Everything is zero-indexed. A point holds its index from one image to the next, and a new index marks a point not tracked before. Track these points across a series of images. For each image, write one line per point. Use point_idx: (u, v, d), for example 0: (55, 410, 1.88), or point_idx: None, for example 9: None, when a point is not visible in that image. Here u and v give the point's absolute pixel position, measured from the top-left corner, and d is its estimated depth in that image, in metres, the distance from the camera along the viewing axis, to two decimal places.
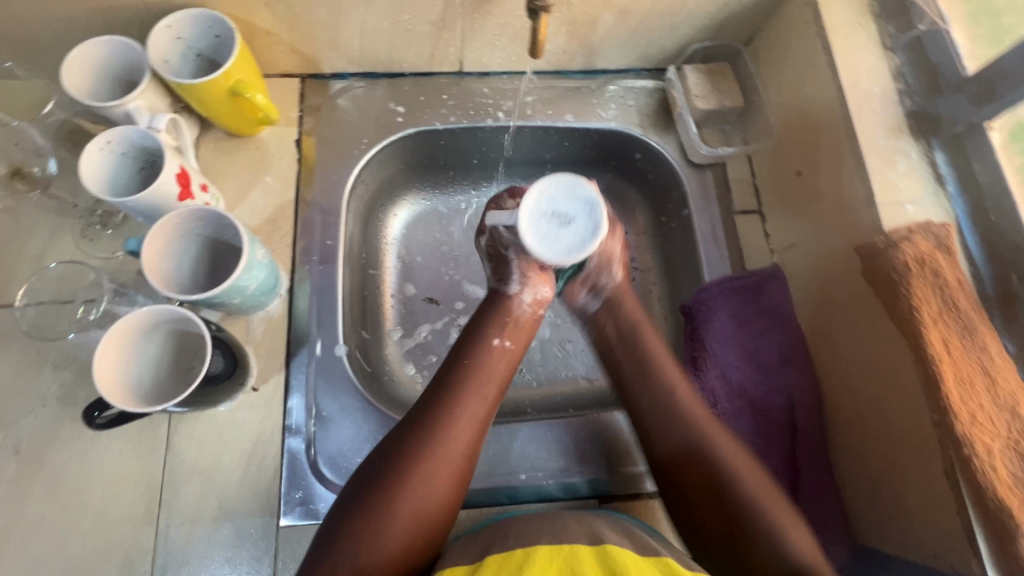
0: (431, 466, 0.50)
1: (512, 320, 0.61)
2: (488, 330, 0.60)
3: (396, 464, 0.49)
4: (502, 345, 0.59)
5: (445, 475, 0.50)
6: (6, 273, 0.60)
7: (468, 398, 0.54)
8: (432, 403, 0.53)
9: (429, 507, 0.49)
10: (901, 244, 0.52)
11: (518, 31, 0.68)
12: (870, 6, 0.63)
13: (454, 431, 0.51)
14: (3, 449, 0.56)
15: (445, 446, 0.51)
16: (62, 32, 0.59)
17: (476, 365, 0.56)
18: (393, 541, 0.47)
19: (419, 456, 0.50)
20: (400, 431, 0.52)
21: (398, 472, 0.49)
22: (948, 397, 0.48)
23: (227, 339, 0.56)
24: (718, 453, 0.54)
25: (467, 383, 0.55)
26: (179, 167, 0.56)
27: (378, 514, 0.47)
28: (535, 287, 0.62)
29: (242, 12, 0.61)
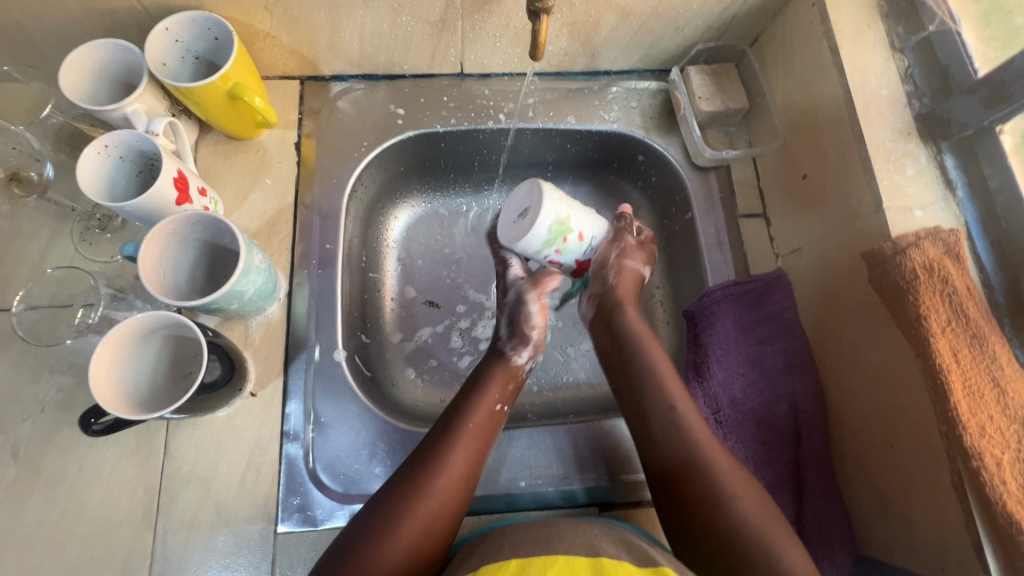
0: (423, 539, 0.49)
1: (509, 384, 0.62)
2: (488, 392, 0.59)
3: (391, 531, 0.48)
4: (500, 411, 0.59)
5: (435, 549, 0.49)
6: (5, 277, 0.60)
7: (467, 462, 0.53)
8: (434, 468, 0.52)
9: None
10: (909, 250, 0.51)
11: (519, 32, 0.67)
12: (878, 7, 0.62)
13: (450, 502, 0.51)
14: (1, 454, 0.56)
15: (439, 520, 0.50)
16: (60, 34, 0.59)
17: (475, 430, 0.56)
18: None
19: (415, 528, 0.49)
20: (396, 493, 0.50)
21: (393, 541, 0.47)
22: (956, 409, 0.46)
23: (224, 345, 0.57)
24: (715, 465, 0.54)
25: (467, 450, 0.54)
26: (177, 171, 0.56)
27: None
28: (534, 353, 0.66)
29: (240, 14, 0.60)
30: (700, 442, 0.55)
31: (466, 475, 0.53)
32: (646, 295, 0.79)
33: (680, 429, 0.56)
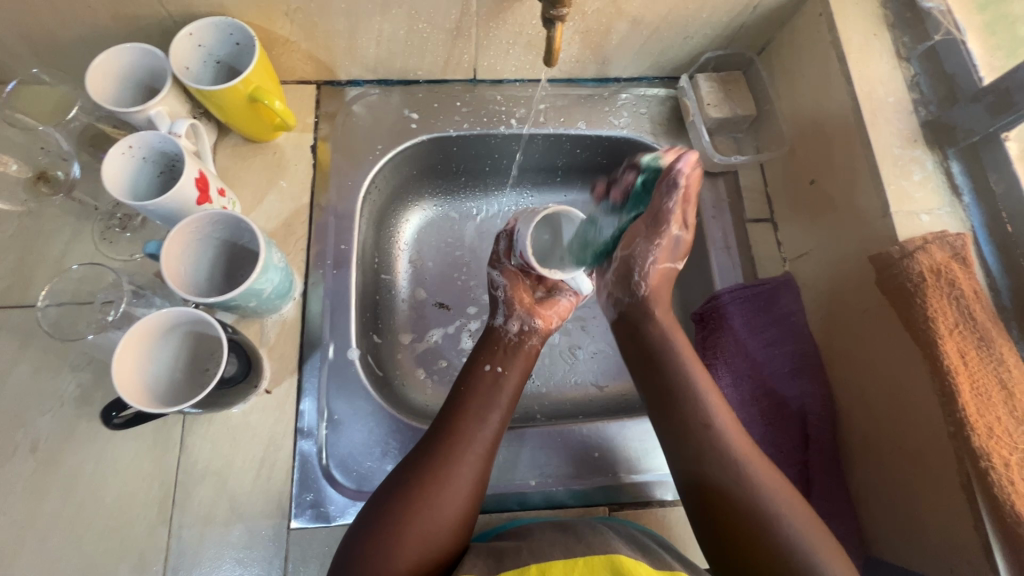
0: (439, 505, 0.51)
1: (500, 347, 0.64)
2: (477, 359, 0.62)
3: (404, 499, 0.50)
4: (493, 372, 0.61)
5: (455, 513, 0.51)
6: (27, 274, 0.62)
7: (462, 423, 0.56)
8: (438, 436, 0.55)
9: (438, 545, 0.49)
10: (916, 254, 0.52)
11: (532, 39, 0.69)
12: (884, 16, 0.63)
13: (461, 466, 0.53)
14: (21, 447, 0.57)
15: (452, 484, 0.52)
16: (87, 39, 0.61)
17: (475, 394, 0.58)
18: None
19: (428, 493, 0.51)
20: (407, 466, 0.53)
21: (408, 508, 0.50)
22: (965, 410, 0.47)
23: (241, 341, 0.58)
24: (745, 469, 0.51)
25: (468, 416, 0.56)
26: (198, 171, 0.57)
27: (388, 550, 0.48)
28: (511, 315, 0.67)
29: (262, 20, 0.62)
30: (734, 450, 0.52)
31: (473, 438, 0.55)
32: None
33: (712, 435, 0.53)
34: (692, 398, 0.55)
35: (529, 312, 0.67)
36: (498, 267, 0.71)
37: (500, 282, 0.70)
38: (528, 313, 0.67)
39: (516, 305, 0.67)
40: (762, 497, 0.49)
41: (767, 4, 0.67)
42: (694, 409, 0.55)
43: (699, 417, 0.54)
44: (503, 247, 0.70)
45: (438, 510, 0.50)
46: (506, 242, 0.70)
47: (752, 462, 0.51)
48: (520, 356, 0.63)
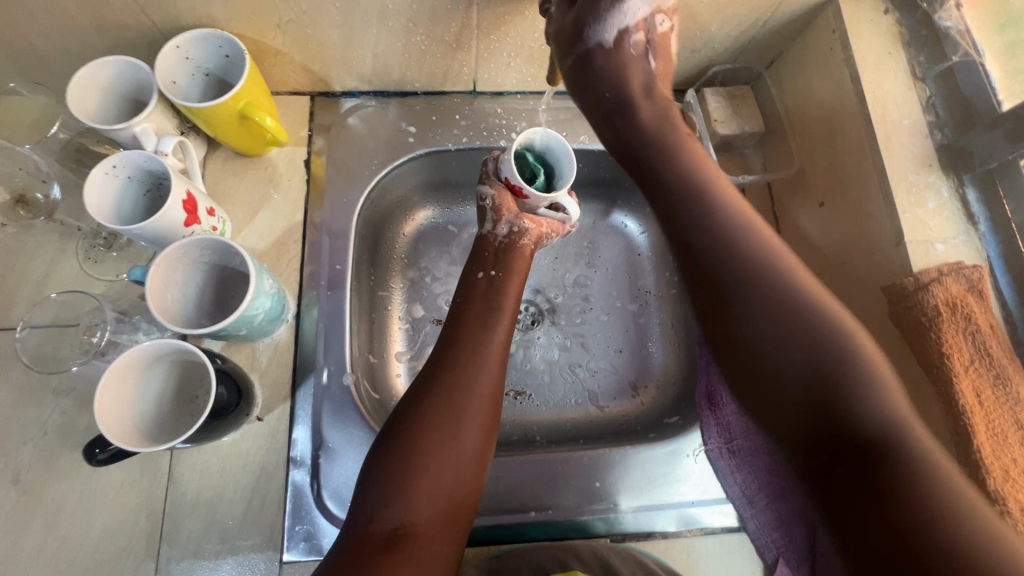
0: (458, 417, 0.49)
1: (489, 254, 0.63)
2: (471, 267, 0.62)
3: (421, 418, 0.49)
4: (487, 278, 0.61)
5: (475, 426, 0.50)
6: (8, 296, 0.59)
7: (467, 335, 0.55)
8: (446, 355, 0.54)
9: (465, 458, 0.48)
10: (931, 287, 0.50)
11: (534, 52, 0.66)
12: (900, 34, 0.61)
13: (474, 378, 0.52)
14: (2, 478, 0.55)
15: (468, 397, 0.51)
16: (69, 50, 0.58)
17: (476, 309, 0.57)
18: (433, 493, 0.46)
19: (446, 407, 0.50)
20: (417, 389, 0.52)
21: (431, 415, 0.49)
22: (980, 451, 0.46)
23: (232, 370, 0.56)
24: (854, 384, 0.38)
25: (474, 330, 0.55)
26: (186, 193, 0.55)
27: (416, 468, 0.46)
28: (501, 217, 0.63)
29: (252, 32, 0.59)
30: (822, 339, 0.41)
31: (482, 349, 0.54)
32: (658, 315, 0.79)
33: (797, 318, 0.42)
34: (773, 291, 0.44)
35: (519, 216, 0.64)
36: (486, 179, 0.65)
37: (488, 192, 0.64)
38: (517, 215, 0.64)
39: (504, 210, 0.63)
40: (867, 392, 0.38)
41: (777, 19, 0.64)
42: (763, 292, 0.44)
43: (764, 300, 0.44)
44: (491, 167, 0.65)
45: (458, 418, 0.49)
46: (494, 161, 0.65)
47: (804, 299, 0.43)
48: (513, 257, 0.62)
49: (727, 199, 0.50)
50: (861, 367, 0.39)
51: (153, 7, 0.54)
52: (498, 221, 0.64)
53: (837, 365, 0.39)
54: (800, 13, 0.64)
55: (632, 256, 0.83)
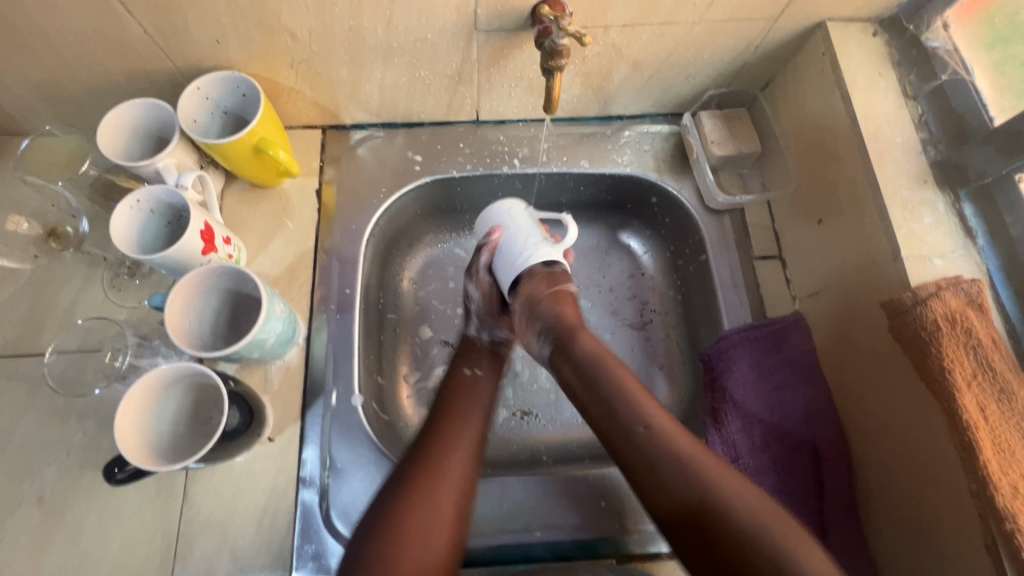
0: (436, 500, 0.52)
1: (475, 352, 0.66)
2: (459, 364, 0.65)
3: (404, 499, 0.51)
4: (474, 374, 0.64)
5: (451, 510, 0.52)
6: (38, 323, 0.63)
7: (455, 428, 0.57)
8: (427, 440, 0.56)
9: (440, 541, 0.51)
10: (930, 301, 0.50)
11: (533, 82, 0.69)
12: (889, 55, 0.62)
13: (452, 462, 0.55)
14: (28, 498, 0.57)
15: (444, 483, 0.53)
16: (101, 93, 0.63)
17: (461, 397, 0.61)
18: (412, 574, 0.48)
19: (424, 492, 0.52)
20: (400, 470, 0.54)
21: (409, 507, 0.51)
22: (987, 467, 0.45)
23: (244, 392, 0.58)
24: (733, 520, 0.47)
25: (456, 418, 0.58)
26: (203, 223, 0.58)
27: (395, 549, 0.49)
28: (486, 322, 0.68)
29: (267, 72, 0.63)
30: (724, 494, 0.48)
31: (461, 429, 0.57)
32: (663, 334, 0.80)
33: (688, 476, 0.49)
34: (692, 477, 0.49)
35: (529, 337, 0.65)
36: (473, 277, 0.67)
37: (474, 292, 0.68)
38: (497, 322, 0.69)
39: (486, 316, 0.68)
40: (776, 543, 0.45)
41: (767, 44, 0.66)
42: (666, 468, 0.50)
43: (675, 465, 0.50)
44: (486, 255, 0.65)
45: (435, 504, 0.52)
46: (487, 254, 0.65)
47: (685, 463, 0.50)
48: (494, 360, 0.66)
49: (637, 390, 0.55)
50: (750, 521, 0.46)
51: (177, 52, 0.58)
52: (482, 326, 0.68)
53: (760, 523, 0.46)
54: (789, 38, 0.66)
55: (637, 274, 0.83)
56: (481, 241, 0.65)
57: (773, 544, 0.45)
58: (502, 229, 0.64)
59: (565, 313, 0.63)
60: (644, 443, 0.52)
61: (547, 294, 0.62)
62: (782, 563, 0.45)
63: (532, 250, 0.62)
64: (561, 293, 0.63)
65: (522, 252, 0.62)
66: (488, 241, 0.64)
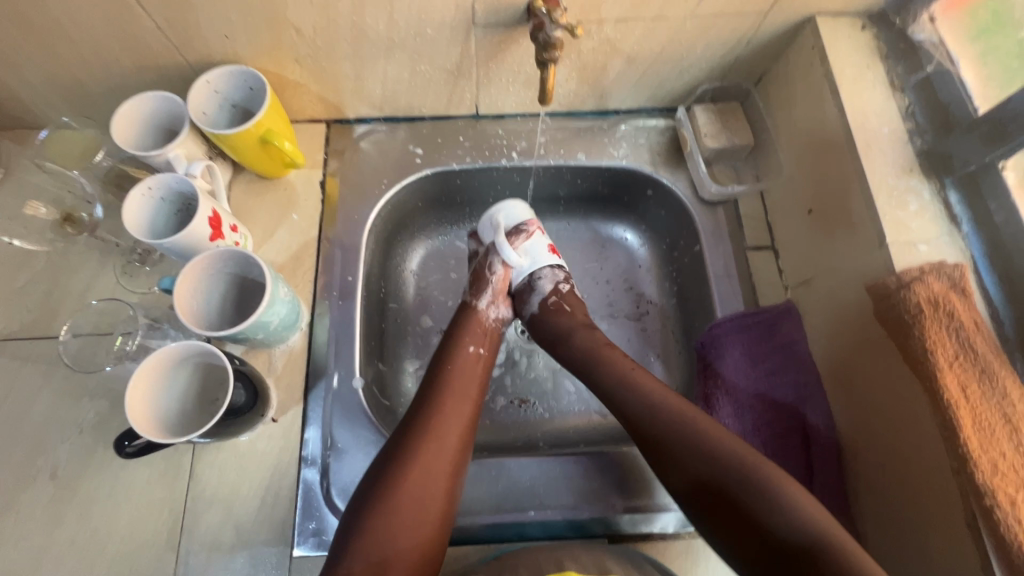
0: (429, 475, 0.54)
1: (480, 331, 0.67)
2: (462, 339, 0.65)
3: (398, 474, 0.53)
4: (476, 353, 0.65)
5: (443, 486, 0.54)
6: (54, 306, 0.66)
7: (455, 404, 0.59)
8: (420, 417, 0.58)
9: (432, 515, 0.53)
10: (913, 284, 0.52)
11: (531, 77, 0.71)
12: (878, 48, 0.64)
13: (445, 442, 0.56)
14: (42, 473, 0.60)
15: (436, 461, 0.55)
16: (114, 87, 0.66)
17: (456, 374, 0.62)
18: (403, 541, 0.51)
19: (417, 467, 0.54)
20: (394, 443, 0.56)
21: (408, 481, 0.53)
22: (967, 444, 0.46)
23: (249, 372, 0.60)
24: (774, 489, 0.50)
25: (447, 395, 0.60)
26: (211, 210, 0.60)
27: (387, 520, 0.51)
28: (494, 302, 0.71)
29: (273, 66, 0.66)
30: (737, 454, 0.53)
31: (458, 407, 0.59)
32: (659, 325, 0.81)
33: (710, 449, 0.54)
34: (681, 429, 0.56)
35: (538, 337, 0.72)
36: (501, 258, 0.71)
37: (496, 270, 0.71)
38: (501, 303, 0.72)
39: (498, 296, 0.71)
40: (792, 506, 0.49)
41: (759, 38, 0.68)
42: (687, 439, 0.55)
43: (683, 440, 0.55)
44: (518, 242, 0.71)
45: (434, 479, 0.54)
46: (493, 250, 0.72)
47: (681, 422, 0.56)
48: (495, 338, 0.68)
49: (649, 380, 0.60)
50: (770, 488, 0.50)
51: (188, 47, 0.61)
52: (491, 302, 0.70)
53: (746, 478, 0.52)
54: (779, 33, 0.68)
55: (633, 266, 0.85)
56: (518, 227, 0.72)
57: (785, 506, 0.49)
58: (537, 224, 0.72)
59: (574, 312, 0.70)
60: (659, 422, 0.57)
61: (555, 301, 0.70)
62: (787, 521, 0.49)
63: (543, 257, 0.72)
64: (569, 296, 0.71)
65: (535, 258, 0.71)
66: (523, 230, 0.71)
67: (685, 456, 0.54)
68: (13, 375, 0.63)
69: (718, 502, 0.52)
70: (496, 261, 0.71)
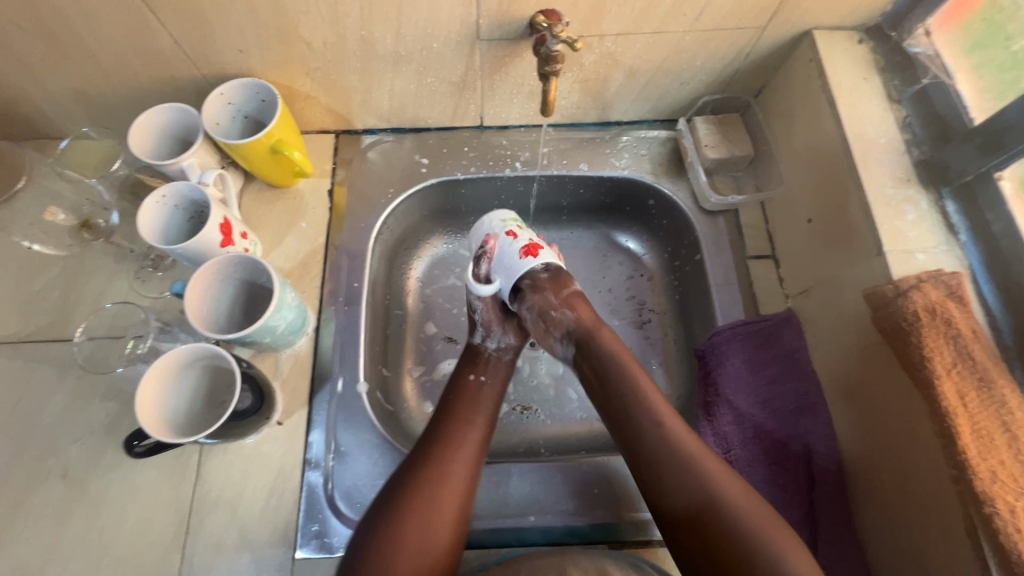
0: (437, 503, 0.54)
1: (480, 359, 0.67)
2: (464, 369, 0.67)
3: (405, 500, 0.53)
4: (478, 380, 0.65)
5: (451, 513, 0.54)
6: (69, 309, 0.68)
7: (459, 432, 0.59)
8: (427, 443, 0.58)
9: (439, 544, 0.52)
10: (910, 292, 0.52)
11: (534, 89, 0.73)
12: (874, 61, 0.65)
13: (449, 469, 0.56)
14: (53, 473, 0.61)
15: (444, 487, 0.55)
16: (132, 98, 0.68)
17: (463, 403, 0.62)
18: (411, 570, 0.50)
19: (423, 492, 0.54)
20: (403, 471, 0.56)
21: (412, 508, 0.53)
22: (965, 452, 0.46)
23: (256, 375, 0.61)
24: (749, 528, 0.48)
25: (455, 423, 0.60)
26: (222, 217, 0.62)
27: (392, 545, 0.51)
28: (489, 333, 0.69)
29: (285, 79, 0.68)
30: (733, 495, 0.50)
31: (462, 435, 0.59)
32: (660, 333, 0.82)
33: (699, 478, 0.51)
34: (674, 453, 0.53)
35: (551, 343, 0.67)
36: (478, 294, 0.67)
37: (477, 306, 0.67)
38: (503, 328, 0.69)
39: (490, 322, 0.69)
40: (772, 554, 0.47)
41: (758, 51, 0.69)
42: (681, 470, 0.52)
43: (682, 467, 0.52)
44: (484, 267, 0.68)
45: (438, 505, 0.53)
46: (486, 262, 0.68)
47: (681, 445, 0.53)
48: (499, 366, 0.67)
49: (652, 394, 0.57)
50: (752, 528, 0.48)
51: (203, 61, 0.63)
52: (486, 334, 0.69)
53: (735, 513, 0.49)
54: (778, 46, 0.69)
55: (636, 275, 0.85)
56: (479, 249, 0.68)
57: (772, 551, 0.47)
58: (496, 238, 0.68)
59: (582, 316, 0.65)
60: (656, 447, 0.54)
61: (557, 308, 0.64)
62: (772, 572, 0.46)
63: (522, 258, 0.65)
64: (572, 299, 0.65)
65: (515, 258, 0.66)
66: (484, 252, 0.68)
67: (670, 483, 0.52)
68: (29, 376, 0.65)
69: (708, 544, 0.49)
70: (474, 297, 0.68)
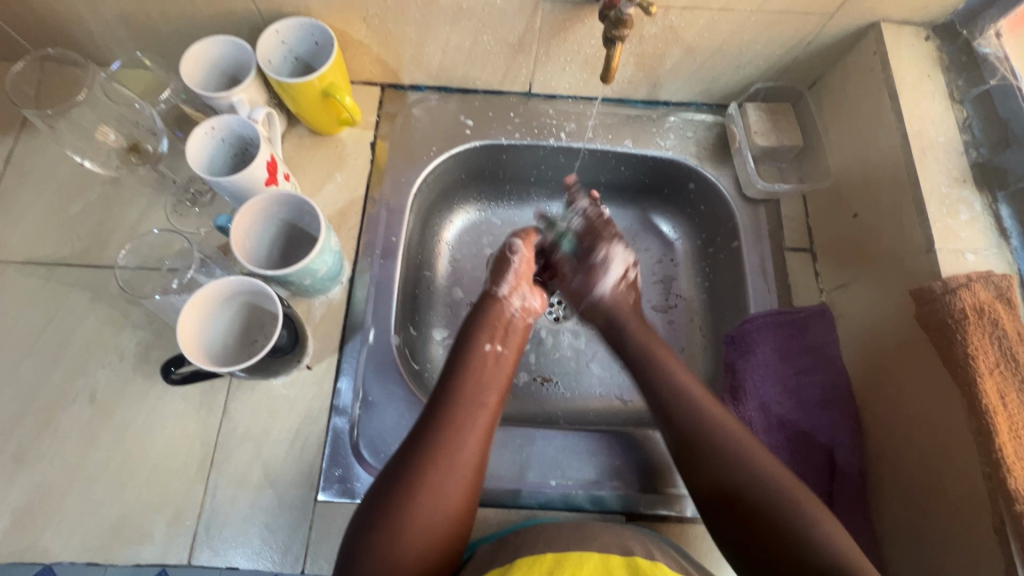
0: (444, 480, 0.52)
1: (500, 326, 0.65)
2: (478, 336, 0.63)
3: (410, 478, 0.51)
4: (494, 351, 0.63)
5: (459, 494, 0.52)
6: (105, 235, 0.67)
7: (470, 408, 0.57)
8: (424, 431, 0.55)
9: (448, 519, 0.51)
10: (959, 290, 0.52)
11: (589, 58, 0.72)
12: (940, 60, 0.65)
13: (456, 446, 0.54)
14: (81, 395, 0.61)
15: (453, 467, 0.53)
16: (185, 29, 0.67)
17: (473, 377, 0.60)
18: (414, 560, 0.49)
19: (427, 487, 0.51)
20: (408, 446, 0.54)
21: (420, 483, 0.51)
22: (1002, 450, 0.46)
23: (293, 316, 0.61)
24: (794, 524, 0.48)
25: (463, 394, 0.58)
26: (269, 155, 0.61)
27: (401, 518, 0.49)
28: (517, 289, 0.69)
29: (341, 23, 0.67)
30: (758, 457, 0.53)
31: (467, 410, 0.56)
32: (685, 319, 0.82)
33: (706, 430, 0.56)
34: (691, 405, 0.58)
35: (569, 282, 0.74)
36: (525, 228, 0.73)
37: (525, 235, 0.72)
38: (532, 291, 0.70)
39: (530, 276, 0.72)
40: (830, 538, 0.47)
41: (821, 40, 0.68)
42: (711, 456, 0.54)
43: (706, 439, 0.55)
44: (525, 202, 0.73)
45: (446, 481, 0.52)
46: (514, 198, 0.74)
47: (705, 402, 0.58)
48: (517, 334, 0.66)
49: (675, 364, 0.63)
50: (805, 518, 0.49)
51: None
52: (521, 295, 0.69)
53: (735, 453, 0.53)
54: (840, 38, 0.68)
55: (666, 259, 0.86)
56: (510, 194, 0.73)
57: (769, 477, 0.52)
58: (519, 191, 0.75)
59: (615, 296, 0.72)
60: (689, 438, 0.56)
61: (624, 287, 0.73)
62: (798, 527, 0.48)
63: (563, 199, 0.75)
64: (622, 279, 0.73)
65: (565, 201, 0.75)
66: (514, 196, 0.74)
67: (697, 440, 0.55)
68: (63, 298, 0.65)
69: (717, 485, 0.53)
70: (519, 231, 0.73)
